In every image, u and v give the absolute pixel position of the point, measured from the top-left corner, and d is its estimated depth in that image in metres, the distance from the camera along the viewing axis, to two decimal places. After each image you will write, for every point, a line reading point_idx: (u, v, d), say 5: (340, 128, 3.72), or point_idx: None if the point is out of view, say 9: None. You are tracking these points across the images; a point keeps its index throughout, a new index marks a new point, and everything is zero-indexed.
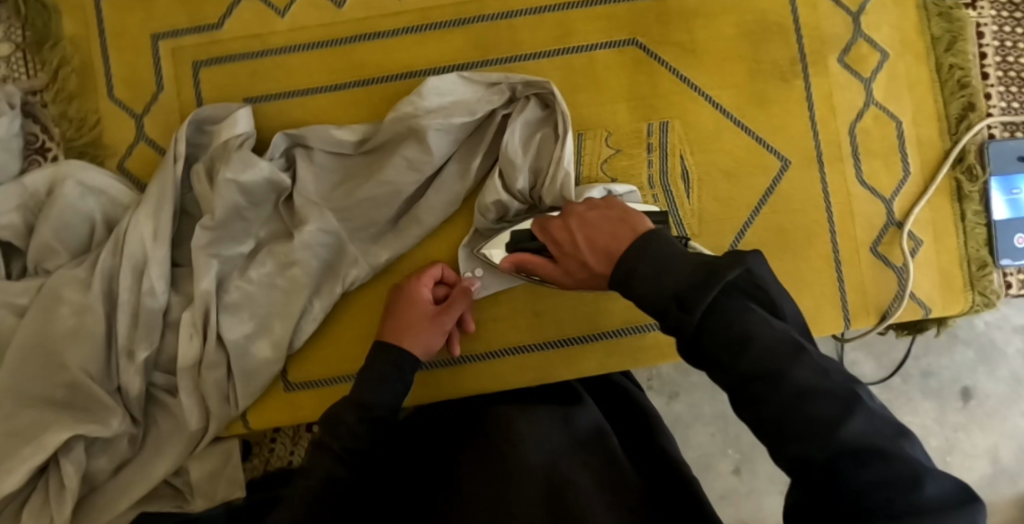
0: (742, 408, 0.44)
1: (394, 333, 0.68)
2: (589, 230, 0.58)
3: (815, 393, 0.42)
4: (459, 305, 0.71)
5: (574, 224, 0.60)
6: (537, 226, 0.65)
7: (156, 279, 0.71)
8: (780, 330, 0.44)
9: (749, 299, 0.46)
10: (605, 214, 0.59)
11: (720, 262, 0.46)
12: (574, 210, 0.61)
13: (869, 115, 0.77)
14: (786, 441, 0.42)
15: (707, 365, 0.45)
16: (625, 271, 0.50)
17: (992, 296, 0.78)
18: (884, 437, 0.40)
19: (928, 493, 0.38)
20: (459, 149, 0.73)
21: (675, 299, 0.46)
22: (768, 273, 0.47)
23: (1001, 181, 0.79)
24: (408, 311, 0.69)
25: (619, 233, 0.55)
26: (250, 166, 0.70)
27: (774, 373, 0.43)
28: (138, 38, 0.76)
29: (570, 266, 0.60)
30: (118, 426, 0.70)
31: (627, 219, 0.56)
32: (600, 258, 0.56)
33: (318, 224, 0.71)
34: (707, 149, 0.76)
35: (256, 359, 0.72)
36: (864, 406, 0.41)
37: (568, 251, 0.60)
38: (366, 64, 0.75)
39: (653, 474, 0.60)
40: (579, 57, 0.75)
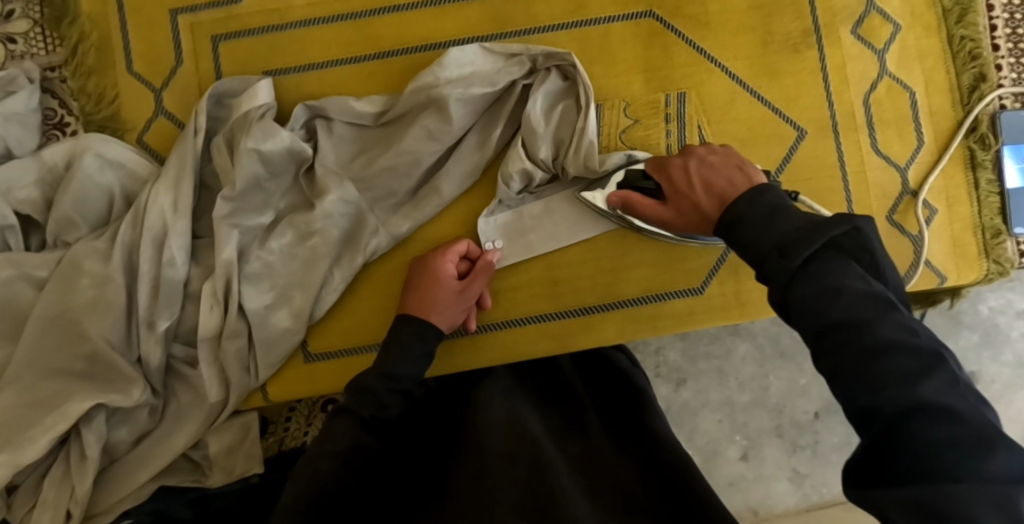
0: (820, 360, 0.42)
1: (421, 309, 0.69)
2: (707, 173, 0.59)
3: (901, 347, 0.40)
4: (481, 279, 0.71)
5: (692, 167, 0.61)
6: (652, 167, 0.66)
7: (177, 250, 0.71)
8: (870, 289, 0.43)
9: (849, 258, 0.45)
10: (724, 160, 0.59)
11: (828, 220, 0.46)
12: (697, 153, 0.62)
13: (882, 86, 0.78)
14: (857, 392, 0.40)
15: (790, 316, 0.44)
16: (741, 215, 0.51)
17: (1005, 264, 0.79)
18: (961, 399, 0.38)
19: (1000, 461, 0.35)
20: (478, 120, 0.74)
21: (777, 249, 0.46)
22: (877, 240, 0.46)
23: (1013, 150, 0.80)
24: (436, 288, 0.69)
25: (739, 183, 0.56)
26: (272, 136, 0.70)
27: (852, 324, 0.41)
28: (156, 13, 0.77)
29: (679, 203, 0.61)
30: (140, 397, 0.70)
31: (745, 169, 0.58)
32: (712, 203, 0.56)
33: (339, 193, 0.71)
34: (723, 119, 0.76)
35: (276, 328, 0.72)
36: (945, 367, 0.39)
37: (680, 186, 0.61)
38: (385, 37, 0.76)
39: (641, 454, 0.60)
40: (596, 29, 0.76)
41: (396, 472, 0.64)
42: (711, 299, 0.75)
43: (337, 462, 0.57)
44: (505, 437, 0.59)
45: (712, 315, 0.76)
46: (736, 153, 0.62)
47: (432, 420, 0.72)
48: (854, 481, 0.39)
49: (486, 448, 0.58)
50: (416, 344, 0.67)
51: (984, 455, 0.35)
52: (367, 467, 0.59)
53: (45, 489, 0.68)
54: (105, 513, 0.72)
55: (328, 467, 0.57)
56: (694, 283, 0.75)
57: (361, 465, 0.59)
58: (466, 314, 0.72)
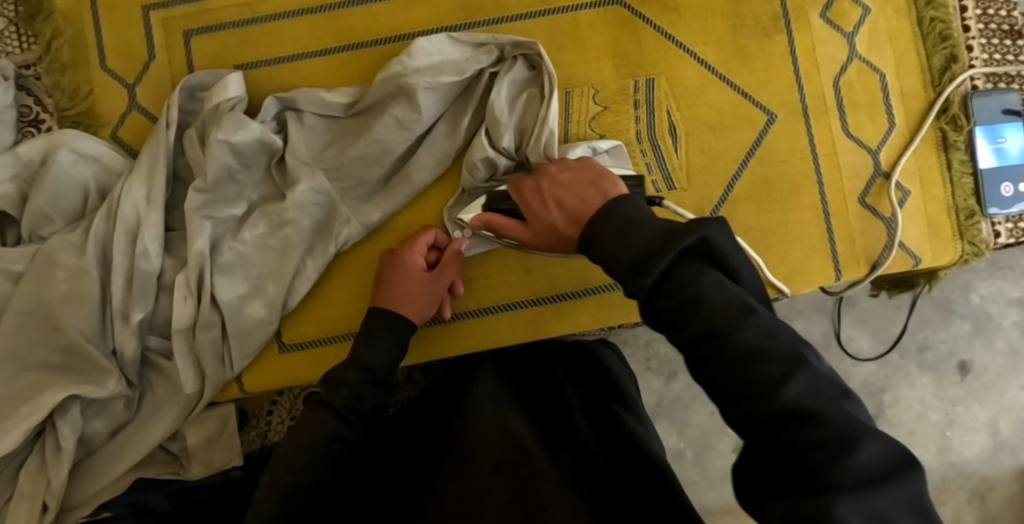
0: (696, 374, 0.44)
1: (390, 302, 0.69)
2: (560, 192, 0.60)
3: (758, 353, 0.41)
4: (451, 269, 0.71)
5: (545, 188, 0.61)
6: (511, 185, 0.66)
7: (150, 243, 0.71)
8: (730, 294, 0.43)
9: (705, 264, 0.45)
10: (576, 175, 0.60)
11: (678, 227, 0.45)
12: (548, 172, 0.63)
13: (853, 69, 0.78)
14: (730, 397, 0.41)
15: (661, 325, 0.45)
16: (591, 234, 0.51)
17: (980, 245, 0.79)
18: (828, 399, 0.39)
19: (864, 454, 0.37)
20: (448, 110, 0.74)
21: (632, 265, 0.46)
22: (730, 244, 0.46)
23: (986, 130, 0.80)
24: (401, 279, 0.69)
25: (588, 198, 0.56)
26: (240, 128, 0.70)
27: (716, 334, 0.42)
28: (129, 8, 0.77)
29: (536, 226, 0.62)
30: (115, 388, 0.70)
31: (600, 184, 0.57)
32: (566, 221, 0.58)
33: (310, 183, 0.72)
34: (692, 104, 0.77)
35: (249, 319, 0.73)
36: (806, 366, 0.40)
37: (536, 210, 0.62)
38: (356, 28, 0.76)
39: (622, 454, 0.60)
40: (564, 17, 0.76)
41: (377, 471, 0.65)
42: None
43: (314, 455, 0.58)
44: (486, 442, 0.59)
45: None
46: (591, 165, 0.62)
47: (425, 411, 0.73)
48: (748, 490, 0.40)
49: (465, 453, 0.58)
50: (389, 334, 0.67)
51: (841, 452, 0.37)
52: (354, 464, 0.60)
53: (21, 481, 0.69)
54: (80, 506, 0.72)
55: (303, 459, 0.57)
56: None
57: (343, 459, 0.59)
58: (439, 302, 0.72)
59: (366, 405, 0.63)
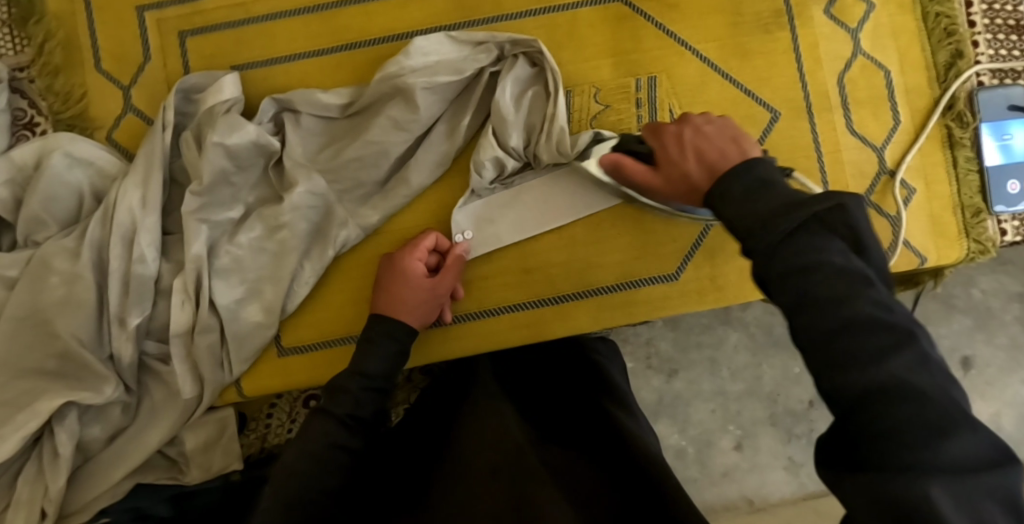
0: (794, 338, 0.40)
1: (391, 308, 0.68)
2: (699, 141, 0.56)
3: (870, 324, 0.38)
4: (452, 275, 0.70)
5: (686, 138, 0.57)
6: (647, 130, 0.62)
7: (146, 247, 0.70)
8: (853, 265, 0.40)
9: (832, 235, 0.42)
10: (722, 133, 0.57)
11: (815, 196, 0.43)
12: (692, 122, 0.59)
13: (857, 65, 0.77)
14: (821, 369, 0.38)
15: (769, 291, 0.42)
16: (734, 181, 0.48)
17: (986, 243, 0.78)
18: (931, 383, 0.36)
19: (956, 444, 0.33)
20: (447, 109, 0.73)
21: (761, 221, 0.43)
22: (864, 219, 0.42)
23: (991, 127, 0.79)
24: (398, 285, 0.69)
25: (731, 155, 0.54)
26: (236, 129, 0.70)
27: (832, 300, 0.39)
28: (123, 9, 0.76)
29: (666, 173, 0.58)
30: (112, 394, 0.70)
31: (739, 143, 0.55)
32: (701, 172, 0.54)
33: (307, 186, 0.71)
34: (694, 102, 0.75)
35: (247, 323, 0.72)
36: (918, 346, 0.37)
37: (672, 155, 0.58)
38: (352, 27, 0.75)
39: (618, 456, 0.58)
40: (563, 15, 0.75)
41: (371, 490, 0.63)
42: (687, 284, 0.74)
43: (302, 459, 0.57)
44: (483, 447, 0.58)
45: (689, 300, 0.74)
46: (733, 124, 0.59)
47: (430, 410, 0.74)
48: (827, 461, 0.38)
49: (463, 461, 0.57)
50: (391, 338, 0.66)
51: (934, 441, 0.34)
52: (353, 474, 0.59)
53: (19, 488, 0.68)
54: (79, 513, 0.72)
55: (305, 465, 0.56)
56: (668, 269, 0.74)
57: (344, 465, 0.59)
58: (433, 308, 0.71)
59: (366, 410, 0.63)
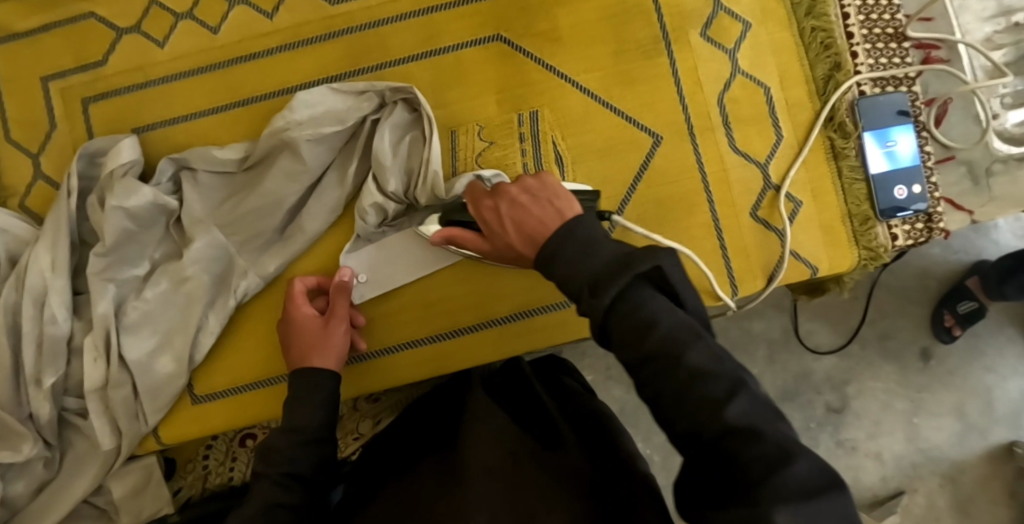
0: (641, 389, 0.48)
1: (304, 357, 0.71)
2: (514, 212, 0.59)
3: (704, 373, 0.45)
4: (341, 300, 0.73)
5: (502, 209, 0.61)
6: (470, 195, 0.66)
7: (57, 308, 0.74)
8: (682, 317, 0.48)
9: (656, 290, 0.50)
10: (537, 198, 0.59)
11: (637, 253, 0.50)
12: (507, 191, 0.61)
13: (736, 84, 0.79)
14: (672, 418, 0.46)
15: (612, 343, 0.49)
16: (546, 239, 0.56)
17: (877, 250, 0.79)
18: (764, 419, 0.43)
19: (800, 472, 0.40)
20: (336, 157, 0.76)
21: (587, 285, 0.50)
22: (678, 273, 0.50)
23: (876, 134, 0.80)
24: (313, 335, 0.71)
25: (546, 222, 0.57)
26: (133, 193, 0.73)
27: (670, 353, 0.47)
28: (29, 81, 0.80)
29: (496, 242, 0.63)
30: (31, 451, 0.73)
31: (555, 204, 0.58)
32: (523, 243, 0.59)
33: (206, 240, 0.74)
34: (578, 132, 0.78)
35: (158, 374, 0.75)
36: (747, 388, 0.45)
37: (495, 229, 0.61)
38: (243, 83, 0.78)
39: (581, 417, 0.67)
40: (446, 57, 0.78)
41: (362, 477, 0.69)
42: (580, 310, 0.76)
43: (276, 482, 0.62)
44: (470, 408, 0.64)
45: (582, 329, 0.77)
46: (551, 181, 0.61)
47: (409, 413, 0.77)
48: (688, 506, 0.45)
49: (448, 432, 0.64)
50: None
51: (779, 468, 0.40)
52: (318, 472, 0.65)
53: None
54: None
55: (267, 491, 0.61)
56: (559, 297, 0.76)
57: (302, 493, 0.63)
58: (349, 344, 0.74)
59: (299, 466, 0.64)
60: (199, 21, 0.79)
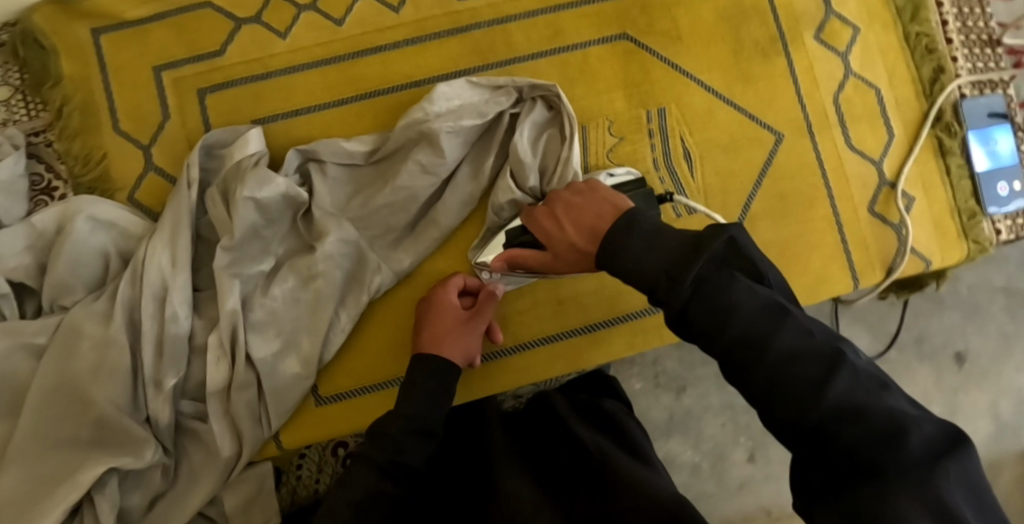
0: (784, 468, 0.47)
1: (434, 346, 0.68)
2: (573, 214, 0.62)
3: None
4: (488, 309, 0.70)
5: (560, 212, 0.64)
6: (524, 218, 0.69)
7: (179, 305, 0.70)
8: None
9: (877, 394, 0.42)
10: (591, 198, 0.62)
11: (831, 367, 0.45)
12: (563, 195, 0.65)
13: (849, 85, 0.82)
14: None
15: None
16: (615, 241, 0.53)
17: (984, 243, 0.82)
18: None
19: None
20: (470, 152, 0.75)
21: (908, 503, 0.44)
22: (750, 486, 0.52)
23: (978, 135, 0.83)
24: (451, 325, 0.69)
25: (604, 214, 0.59)
26: (267, 183, 0.70)
27: None
28: (138, 70, 0.76)
29: (551, 249, 0.65)
30: (153, 457, 0.68)
31: (612, 201, 0.60)
32: (584, 238, 0.60)
33: (338, 235, 0.72)
34: (703, 129, 0.79)
35: (286, 374, 0.72)
36: None
37: (551, 227, 0.64)
38: (370, 76, 0.77)
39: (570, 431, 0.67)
40: (574, 53, 0.79)
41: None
42: None
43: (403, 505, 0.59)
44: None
45: None
46: (599, 185, 0.64)
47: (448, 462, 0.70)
48: None
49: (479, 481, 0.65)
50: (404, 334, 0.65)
51: (727, 320, 0.46)
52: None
53: None
54: None
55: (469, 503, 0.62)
56: None
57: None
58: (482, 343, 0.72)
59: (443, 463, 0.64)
60: (323, 13, 0.78)
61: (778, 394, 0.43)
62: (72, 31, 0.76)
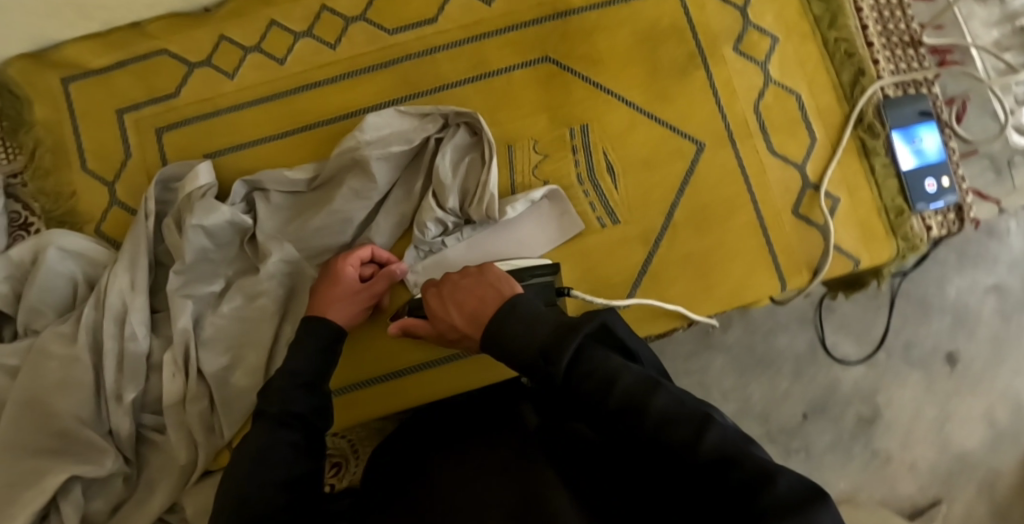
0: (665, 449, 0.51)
1: (321, 306, 0.71)
2: (459, 296, 0.62)
3: None
4: (383, 284, 0.75)
5: (444, 293, 0.63)
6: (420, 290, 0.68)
7: (138, 325, 0.77)
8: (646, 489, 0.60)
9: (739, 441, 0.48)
10: (476, 282, 0.62)
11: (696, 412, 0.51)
12: (450, 278, 0.65)
13: (770, 94, 0.85)
14: None
15: None
16: (494, 333, 0.56)
17: (913, 239, 0.84)
18: None
19: None
20: (402, 175, 0.80)
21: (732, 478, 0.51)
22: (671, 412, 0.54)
23: (902, 133, 0.85)
24: (344, 288, 0.73)
25: (486, 299, 0.59)
26: (211, 212, 0.76)
27: None
28: (101, 114, 0.84)
29: (437, 326, 0.65)
30: (113, 465, 0.75)
31: (497, 286, 0.60)
32: (466, 321, 0.61)
33: (281, 254, 0.77)
34: (625, 144, 0.83)
35: (235, 387, 0.77)
36: None
37: (436, 309, 0.64)
38: (310, 110, 0.83)
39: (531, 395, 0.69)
40: (499, 78, 0.83)
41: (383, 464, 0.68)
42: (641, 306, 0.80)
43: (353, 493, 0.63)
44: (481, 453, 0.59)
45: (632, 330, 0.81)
46: (491, 269, 0.63)
47: (417, 417, 0.76)
48: None
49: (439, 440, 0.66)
50: (311, 337, 0.68)
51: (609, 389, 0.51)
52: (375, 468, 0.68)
53: None
54: None
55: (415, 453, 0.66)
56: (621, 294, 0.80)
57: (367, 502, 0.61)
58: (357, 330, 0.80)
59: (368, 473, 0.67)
60: (265, 53, 0.84)
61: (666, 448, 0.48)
62: (43, 81, 0.83)
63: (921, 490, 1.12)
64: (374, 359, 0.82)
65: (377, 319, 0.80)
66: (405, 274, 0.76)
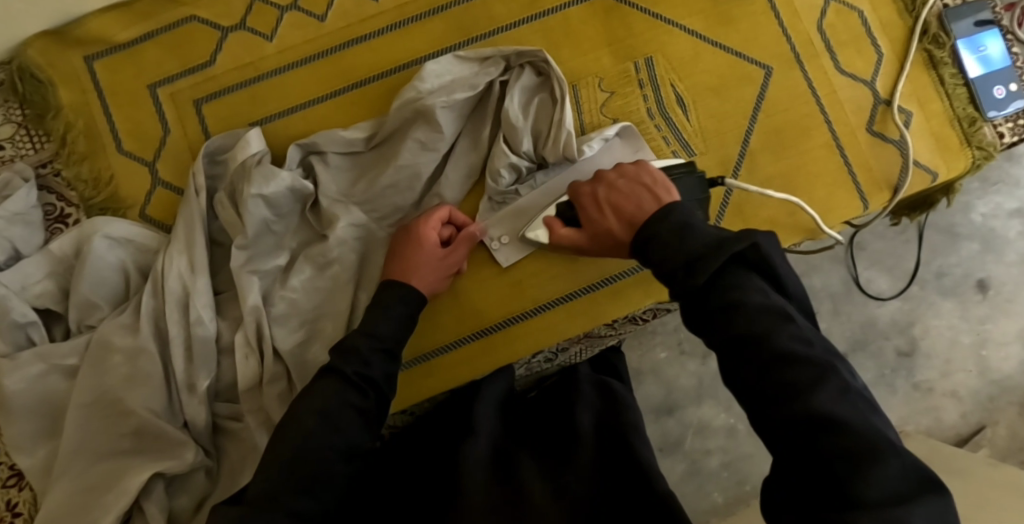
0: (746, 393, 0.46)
1: (402, 272, 0.68)
2: (616, 197, 0.61)
3: None
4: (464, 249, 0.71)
5: (601, 195, 0.62)
6: (570, 191, 0.67)
7: (202, 308, 0.71)
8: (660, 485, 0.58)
9: (856, 404, 0.42)
10: (634, 182, 0.61)
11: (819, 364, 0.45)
12: (606, 178, 0.64)
13: (831, 11, 0.82)
14: None
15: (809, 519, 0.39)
16: (649, 233, 0.53)
17: (988, 148, 0.82)
18: None
19: None
20: (466, 124, 0.76)
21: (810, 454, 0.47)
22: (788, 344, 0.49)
23: (967, 43, 0.83)
24: (427, 256, 0.69)
25: (645, 207, 0.58)
26: (272, 179, 0.71)
27: None
28: (134, 90, 0.78)
29: (586, 230, 0.64)
30: (195, 458, 0.69)
31: (654, 191, 0.59)
32: (623, 227, 0.59)
33: (349, 219, 0.73)
34: (691, 74, 0.80)
35: (314, 363, 0.72)
36: None
37: (590, 212, 0.63)
38: (360, 66, 0.79)
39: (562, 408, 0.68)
40: (555, 17, 0.80)
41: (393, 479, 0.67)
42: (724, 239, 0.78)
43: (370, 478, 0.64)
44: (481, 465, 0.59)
45: None
46: (645, 170, 0.63)
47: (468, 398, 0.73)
48: None
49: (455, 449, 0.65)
50: (400, 303, 0.65)
51: (733, 313, 0.45)
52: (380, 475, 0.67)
53: None
54: None
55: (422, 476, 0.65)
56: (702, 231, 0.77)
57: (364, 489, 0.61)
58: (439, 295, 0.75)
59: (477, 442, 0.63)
60: (305, 10, 0.79)
61: (766, 394, 0.43)
62: (67, 60, 0.77)
63: (964, 418, 1.08)
64: (457, 320, 0.76)
65: (459, 279, 0.75)
66: (483, 236, 0.72)
